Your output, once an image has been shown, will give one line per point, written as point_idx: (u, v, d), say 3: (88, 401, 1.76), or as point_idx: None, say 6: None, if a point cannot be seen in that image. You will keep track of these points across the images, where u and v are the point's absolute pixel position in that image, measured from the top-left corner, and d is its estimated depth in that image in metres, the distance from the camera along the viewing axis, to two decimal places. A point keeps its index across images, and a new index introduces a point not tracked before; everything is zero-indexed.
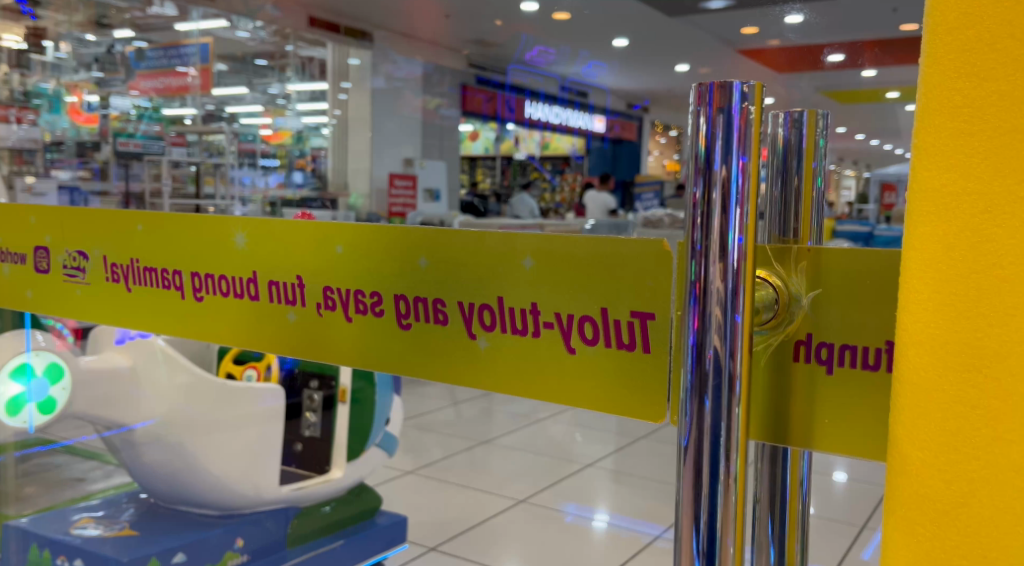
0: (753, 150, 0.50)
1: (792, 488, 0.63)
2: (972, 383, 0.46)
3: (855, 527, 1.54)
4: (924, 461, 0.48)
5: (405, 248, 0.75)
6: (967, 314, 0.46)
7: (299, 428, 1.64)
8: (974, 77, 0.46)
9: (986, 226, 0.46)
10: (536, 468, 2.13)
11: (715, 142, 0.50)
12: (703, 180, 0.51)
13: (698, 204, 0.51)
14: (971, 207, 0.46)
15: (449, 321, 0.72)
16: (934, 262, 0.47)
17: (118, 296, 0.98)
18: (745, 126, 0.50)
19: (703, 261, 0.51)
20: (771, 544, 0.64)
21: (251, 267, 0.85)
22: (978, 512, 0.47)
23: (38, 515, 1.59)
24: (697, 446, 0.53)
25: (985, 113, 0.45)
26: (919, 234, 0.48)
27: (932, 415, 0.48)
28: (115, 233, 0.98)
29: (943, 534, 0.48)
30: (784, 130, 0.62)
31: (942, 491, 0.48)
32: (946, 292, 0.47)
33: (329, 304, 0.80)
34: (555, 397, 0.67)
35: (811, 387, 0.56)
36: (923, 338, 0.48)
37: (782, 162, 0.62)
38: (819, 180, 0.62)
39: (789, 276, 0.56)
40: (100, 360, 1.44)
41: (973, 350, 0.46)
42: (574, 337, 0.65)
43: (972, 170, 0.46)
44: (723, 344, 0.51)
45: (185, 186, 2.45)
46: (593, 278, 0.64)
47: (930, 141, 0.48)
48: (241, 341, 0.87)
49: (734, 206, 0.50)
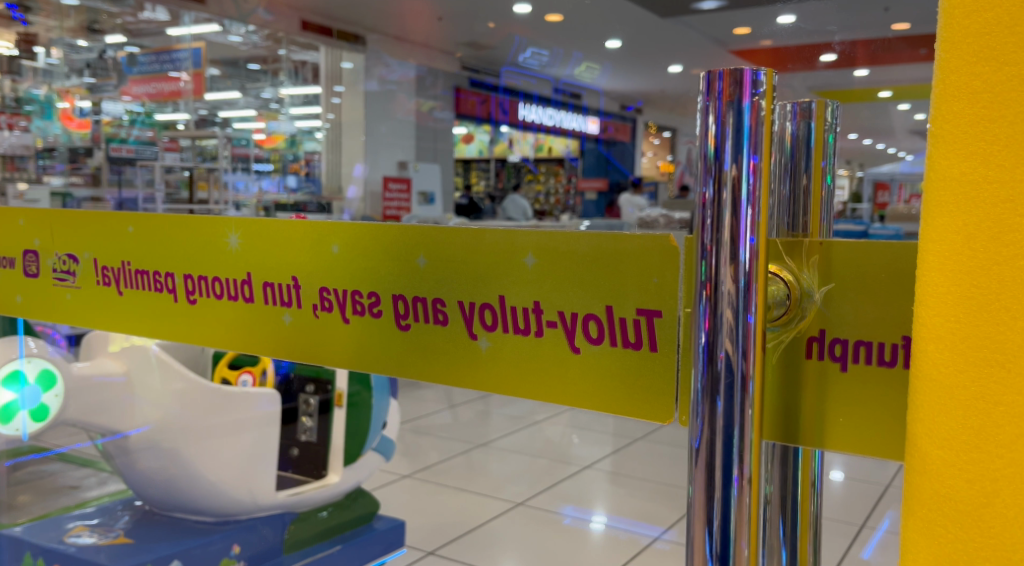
0: (763, 148, 0.48)
1: (802, 488, 0.62)
2: (993, 378, 0.45)
3: (855, 526, 1.54)
4: (944, 459, 0.46)
5: (403, 248, 0.73)
6: (989, 308, 0.45)
7: (295, 433, 1.60)
8: (994, 61, 0.44)
9: (1009, 216, 0.44)
10: (532, 471, 2.12)
11: (724, 141, 0.48)
12: (712, 180, 0.49)
13: (707, 204, 0.50)
14: (991, 196, 0.44)
15: (449, 321, 0.70)
16: (953, 255, 0.46)
17: (109, 299, 0.96)
18: (756, 123, 0.48)
19: (713, 261, 0.50)
20: (783, 545, 0.62)
21: (245, 269, 0.83)
22: (1002, 513, 0.45)
23: (33, 523, 1.58)
24: (709, 446, 0.51)
25: (1004, 99, 0.44)
26: (937, 226, 0.46)
27: (953, 413, 0.46)
28: (105, 235, 0.96)
29: (966, 536, 0.46)
30: (791, 124, 0.60)
31: (964, 491, 0.46)
32: (966, 285, 0.45)
33: (325, 305, 0.78)
34: (557, 398, 0.65)
35: (822, 384, 0.55)
36: (942, 333, 0.46)
37: (791, 160, 0.61)
38: (828, 181, 0.61)
39: (801, 270, 0.54)
40: (93, 366, 1.41)
41: (995, 344, 0.44)
42: (578, 336, 0.63)
43: (993, 158, 0.44)
44: (735, 347, 0.50)
45: (178, 191, 2.41)
46: (598, 276, 0.62)
47: (947, 129, 0.46)
48: (235, 345, 0.85)
49: (746, 205, 0.49)
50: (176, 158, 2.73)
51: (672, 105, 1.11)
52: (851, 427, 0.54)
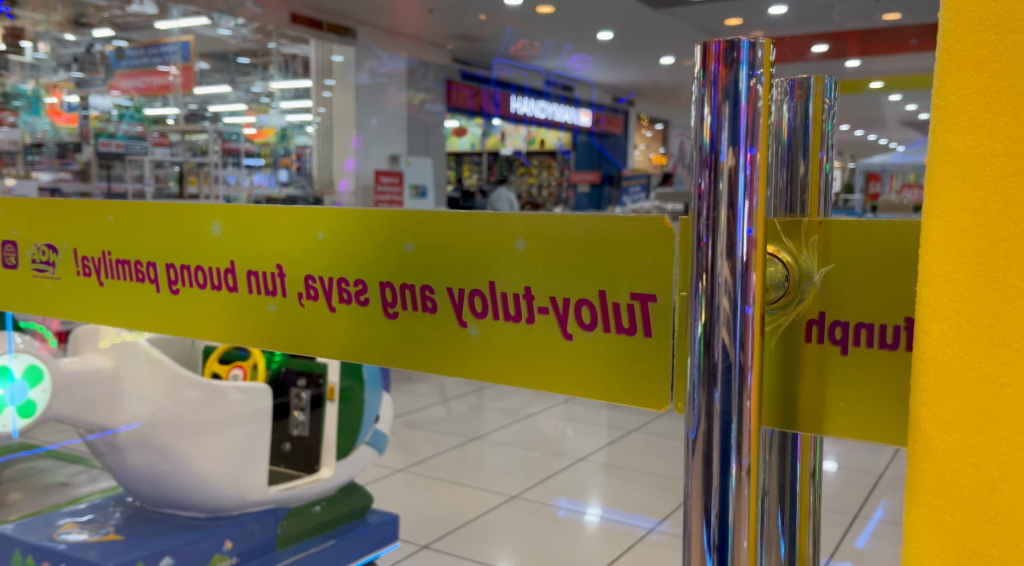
0: (760, 136, 0.47)
1: (802, 482, 0.60)
2: (1000, 359, 0.43)
3: (848, 516, 1.51)
4: (948, 444, 0.45)
5: (391, 233, 0.71)
6: (995, 286, 0.43)
7: (287, 428, 1.61)
8: (1000, 30, 0.43)
9: (1016, 192, 0.42)
10: (527, 464, 2.11)
11: (720, 131, 0.47)
12: (708, 170, 0.47)
13: (703, 194, 0.48)
14: (998, 170, 0.43)
15: (438, 308, 0.69)
16: (957, 233, 0.44)
17: (90, 290, 0.94)
18: (753, 113, 0.46)
19: (710, 251, 0.48)
20: (781, 534, 0.61)
21: (229, 258, 0.81)
22: (1009, 498, 0.44)
23: (22, 520, 1.52)
24: (706, 436, 0.49)
25: (1011, 69, 0.42)
26: (940, 202, 0.45)
27: (957, 395, 0.44)
28: (87, 225, 0.93)
29: (972, 523, 0.45)
30: (789, 107, 0.58)
31: (969, 477, 0.44)
32: (972, 263, 0.43)
33: (311, 294, 0.76)
34: (551, 387, 0.63)
35: (822, 368, 0.53)
36: (947, 314, 0.45)
37: (787, 148, 0.59)
38: (826, 167, 0.59)
39: (799, 251, 0.53)
40: (82, 361, 1.37)
41: (1002, 325, 0.43)
42: (571, 322, 0.62)
43: (999, 131, 0.43)
44: (732, 335, 0.48)
45: (169, 185, 2.38)
46: (591, 260, 0.60)
47: (951, 102, 0.44)
48: (220, 335, 0.83)
49: (743, 194, 0.47)
50: (166, 152, 2.71)
51: (663, 97, 1.11)
52: (852, 412, 0.53)
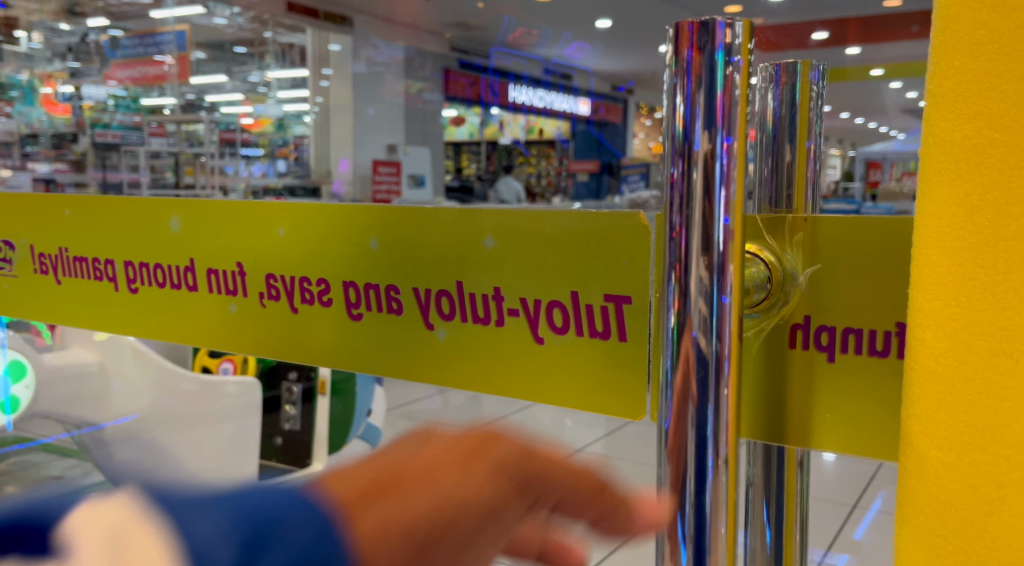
0: (738, 127, 0.43)
1: (788, 471, 0.56)
2: (999, 370, 0.39)
3: (847, 506, 1.47)
4: (943, 462, 0.41)
5: (356, 228, 0.67)
6: (993, 290, 0.39)
7: (279, 422, 1.63)
8: (1000, 8, 0.39)
9: (1016, 185, 0.38)
10: None
11: (694, 121, 0.43)
12: (681, 163, 0.44)
13: (675, 186, 0.44)
14: (997, 163, 0.39)
15: (404, 310, 0.65)
16: (953, 231, 0.40)
17: (48, 289, 0.90)
18: (730, 102, 0.43)
19: (683, 248, 0.44)
20: (767, 527, 0.57)
21: (188, 255, 0.77)
22: (1009, 522, 0.40)
23: None
24: (680, 442, 0.45)
25: (1013, 50, 0.38)
26: (934, 197, 0.41)
27: (953, 408, 0.41)
28: (43, 219, 0.89)
29: (969, 548, 0.41)
30: (774, 98, 0.54)
31: (965, 498, 0.41)
32: (969, 264, 0.40)
33: (272, 293, 0.72)
34: (523, 396, 0.60)
35: (809, 376, 0.49)
36: (941, 321, 0.41)
37: (772, 140, 0.55)
38: (813, 160, 0.55)
39: (784, 251, 0.49)
40: (67, 356, 1.33)
41: (1000, 332, 0.39)
42: (542, 324, 0.58)
43: (999, 119, 0.39)
44: (708, 334, 0.44)
45: (160, 176, 2.33)
46: (563, 259, 0.57)
47: (947, 87, 0.40)
48: (180, 338, 0.79)
49: (719, 186, 0.43)
50: (160, 141, 2.65)
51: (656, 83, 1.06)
52: (839, 423, 0.49)
